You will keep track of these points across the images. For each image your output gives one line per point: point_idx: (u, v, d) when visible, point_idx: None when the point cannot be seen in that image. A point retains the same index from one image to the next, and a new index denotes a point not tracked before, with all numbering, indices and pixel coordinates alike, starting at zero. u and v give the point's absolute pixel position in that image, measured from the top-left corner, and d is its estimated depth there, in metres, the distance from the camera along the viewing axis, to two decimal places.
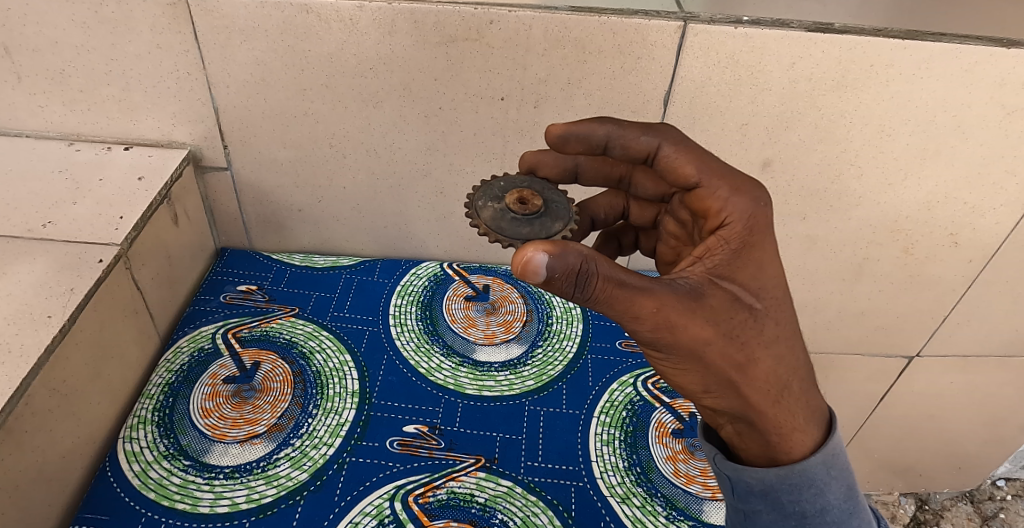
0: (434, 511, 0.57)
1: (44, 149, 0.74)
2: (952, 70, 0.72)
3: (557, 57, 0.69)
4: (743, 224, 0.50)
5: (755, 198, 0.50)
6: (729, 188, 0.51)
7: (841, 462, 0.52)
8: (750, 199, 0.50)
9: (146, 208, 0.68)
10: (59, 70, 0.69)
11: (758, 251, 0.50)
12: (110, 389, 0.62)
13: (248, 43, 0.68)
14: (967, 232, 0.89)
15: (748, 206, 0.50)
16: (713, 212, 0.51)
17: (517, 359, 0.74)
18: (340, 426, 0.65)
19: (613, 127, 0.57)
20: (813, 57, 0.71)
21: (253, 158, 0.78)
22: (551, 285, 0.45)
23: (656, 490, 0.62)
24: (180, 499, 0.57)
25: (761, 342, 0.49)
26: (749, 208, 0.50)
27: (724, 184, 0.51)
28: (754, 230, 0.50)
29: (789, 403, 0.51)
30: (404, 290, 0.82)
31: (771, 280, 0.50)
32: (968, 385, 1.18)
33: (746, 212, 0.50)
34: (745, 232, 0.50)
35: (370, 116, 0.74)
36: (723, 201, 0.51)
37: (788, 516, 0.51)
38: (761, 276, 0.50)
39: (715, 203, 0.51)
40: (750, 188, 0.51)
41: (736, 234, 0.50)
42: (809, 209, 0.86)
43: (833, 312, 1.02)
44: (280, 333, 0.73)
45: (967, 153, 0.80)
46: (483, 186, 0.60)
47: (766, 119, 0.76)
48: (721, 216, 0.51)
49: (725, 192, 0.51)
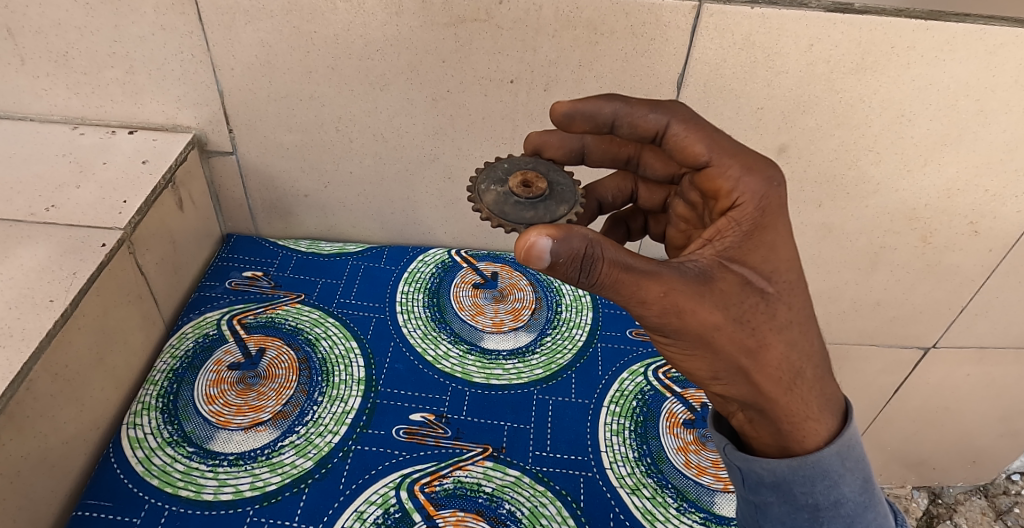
0: (441, 501, 0.56)
1: (47, 133, 0.74)
2: (975, 52, 0.69)
3: (567, 38, 0.68)
4: (755, 205, 0.48)
5: (768, 177, 0.49)
6: (741, 167, 0.49)
7: (857, 453, 0.50)
8: (763, 179, 0.49)
9: (151, 192, 0.67)
10: (62, 52, 0.68)
11: (770, 233, 0.48)
12: (113, 376, 0.61)
13: (252, 24, 0.67)
14: (988, 220, 0.86)
15: (760, 186, 0.48)
16: (724, 192, 0.50)
17: (526, 347, 0.72)
18: (345, 414, 0.64)
19: (620, 104, 0.55)
20: (831, 38, 0.68)
21: (259, 142, 0.77)
22: (556, 270, 0.44)
23: (667, 482, 0.61)
24: (183, 486, 0.56)
25: (773, 326, 0.48)
26: (761, 188, 0.48)
27: (736, 163, 0.50)
28: (766, 211, 0.48)
29: (802, 392, 0.49)
30: (411, 277, 0.81)
31: (784, 263, 0.48)
32: (985, 378, 1.16)
33: (758, 192, 0.48)
34: (756, 214, 0.48)
35: (377, 99, 0.73)
36: (734, 181, 0.49)
37: (801, 508, 0.50)
38: (773, 258, 0.48)
39: (726, 184, 0.50)
40: (762, 166, 0.49)
41: (747, 215, 0.48)
42: (825, 196, 0.84)
43: (848, 301, 1.00)
44: (285, 319, 0.72)
45: (990, 138, 0.77)
46: (486, 169, 0.59)
47: (782, 103, 0.74)
48: (732, 197, 0.49)
49: (736, 171, 0.49)
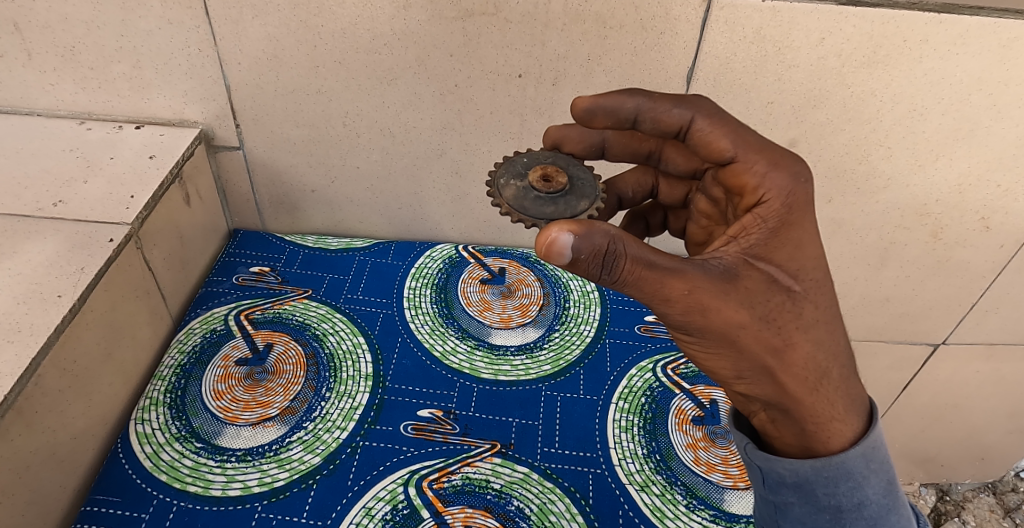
0: (449, 497, 0.56)
1: (55, 128, 0.73)
2: (989, 46, 0.68)
3: (576, 32, 0.67)
4: (782, 202, 0.48)
5: (795, 173, 0.48)
6: (767, 163, 0.49)
7: (882, 455, 0.50)
8: (790, 175, 0.48)
9: (158, 187, 0.67)
10: (68, 46, 0.68)
11: (797, 230, 0.48)
12: (121, 371, 0.61)
13: (260, 18, 0.66)
14: (1000, 216, 0.85)
15: (787, 182, 0.48)
16: (749, 189, 0.49)
17: (534, 343, 0.72)
18: (353, 409, 0.63)
19: (642, 99, 0.55)
20: (843, 32, 0.67)
21: (266, 137, 0.77)
22: (577, 266, 0.43)
23: (676, 479, 0.60)
24: (191, 481, 0.56)
25: (799, 326, 0.47)
26: (789, 184, 0.48)
27: (762, 158, 0.49)
28: (792, 208, 0.48)
29: (829, 392, 0.49)
30: (419, 272, 0.80)
31: (810, 261, 0.48)
32: (994, 374, 1.15)
33: (785, 188, 0.48)
34: (784, 210, 0.48)
35: (384, 93, 0.72)
36: (760, 177, 0.49)
37: (823, 510, 0.49)
38: (799, 255, 0.48)
39: (751, 179, 0.49)
40: (789, 162, 0.49)
41: (774, 212, 0.48)
42: (835, 192, 0.83)
43: (857, 297, 0.99)
44: (292, 315, 0.72)
45: (1002, 133, 0.76)
46: (505, 162, 0.58)
47: (793, 98, 0.73)
48: (758, 194, 0.49)
49: (763, 167, 0.49)
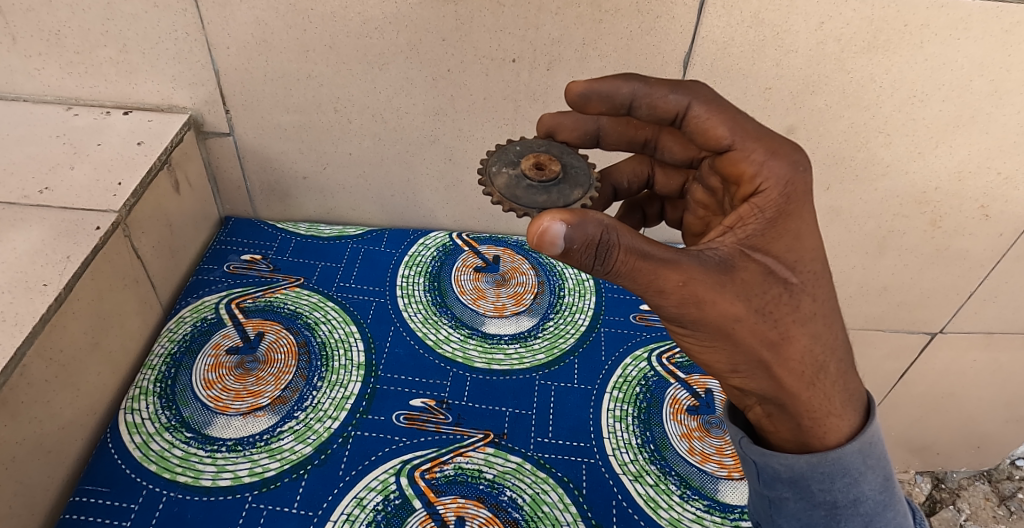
0: (441, 488, 0.56)
1: (41, 113, 0.72)
2: (991, 31, 0.67)
3: (570, 16, 0.66)
4: (780, 191, 0.46)
5: (794, 161, 0.47)
6: (765, 151, 0.48)
7: (878, 451, 0.49)
8: (788, 163, 0.47)
9: (145, 174, 0.66)
10: (53, 31, 0.67)
11: (795, 221, 0.47)
12: (110, 360, 0.60)
13: (248, 1, 0.65)
14: (999, 204, 0.84)
15: (785, 171, 0.47)
16: (746, 177, 0.48)
17: (528, 331, 0.71)
18: (345, 399, 0.63)
19: (638, 85, 0.53)
20: (842, 16, 0.66)
21: (256, 123, 0.76)
22: (570, 257, 0.42)
23: (670, 469, 0.60)
24: (181, 472, 0.56)
25: (796, 319, 0.47)
26: (787, 173, 0.47)
27: (760, 146, 0.48)
28: (791, 198, 0.47)
29: (824, 387, 0.48)
30: (412, 260, 0.80)
31: (808, 252, 0.47)
32: (992, 363, 1.15)
33: (783, 177, 0.47)
34: (781, 200, 0.46)
35: (375, 78, 0.71)
36: (758, 165, 0.47)
37: (819, 505, 0.48)
38: (797, 247, 0.47)
39: (749, 167, 0.48)
40: (788, 150, 0.48)
41: (771, 201, 0.47)
42: (833, 179, 0.82)
43: (854, 286, 0.99)
44: (284, 303, 0.71)
45: (1004, 120, 0.75)
46: (499, 150, 0.57)
47: (792, 83, 0.72)
48: (755, 182, 0.47)
49: (761, 155, 0.48)
